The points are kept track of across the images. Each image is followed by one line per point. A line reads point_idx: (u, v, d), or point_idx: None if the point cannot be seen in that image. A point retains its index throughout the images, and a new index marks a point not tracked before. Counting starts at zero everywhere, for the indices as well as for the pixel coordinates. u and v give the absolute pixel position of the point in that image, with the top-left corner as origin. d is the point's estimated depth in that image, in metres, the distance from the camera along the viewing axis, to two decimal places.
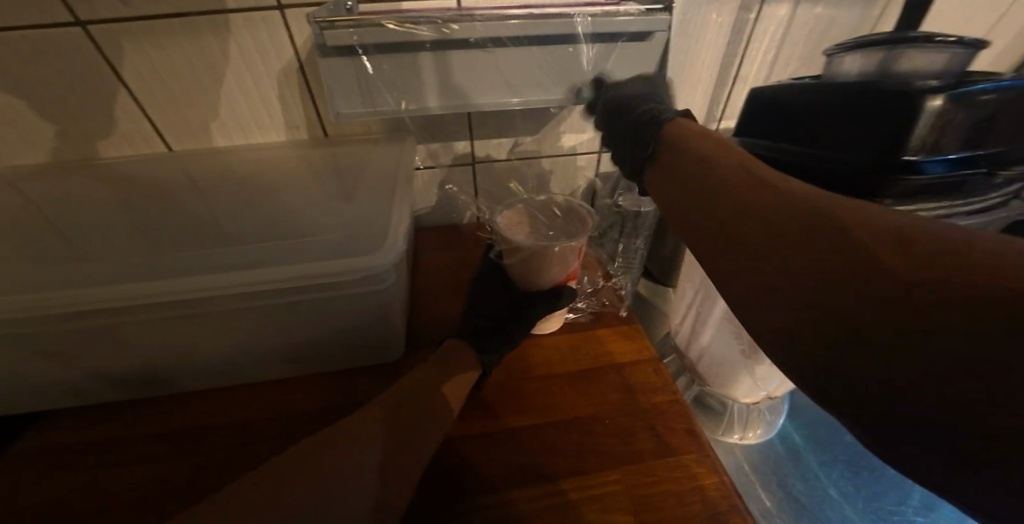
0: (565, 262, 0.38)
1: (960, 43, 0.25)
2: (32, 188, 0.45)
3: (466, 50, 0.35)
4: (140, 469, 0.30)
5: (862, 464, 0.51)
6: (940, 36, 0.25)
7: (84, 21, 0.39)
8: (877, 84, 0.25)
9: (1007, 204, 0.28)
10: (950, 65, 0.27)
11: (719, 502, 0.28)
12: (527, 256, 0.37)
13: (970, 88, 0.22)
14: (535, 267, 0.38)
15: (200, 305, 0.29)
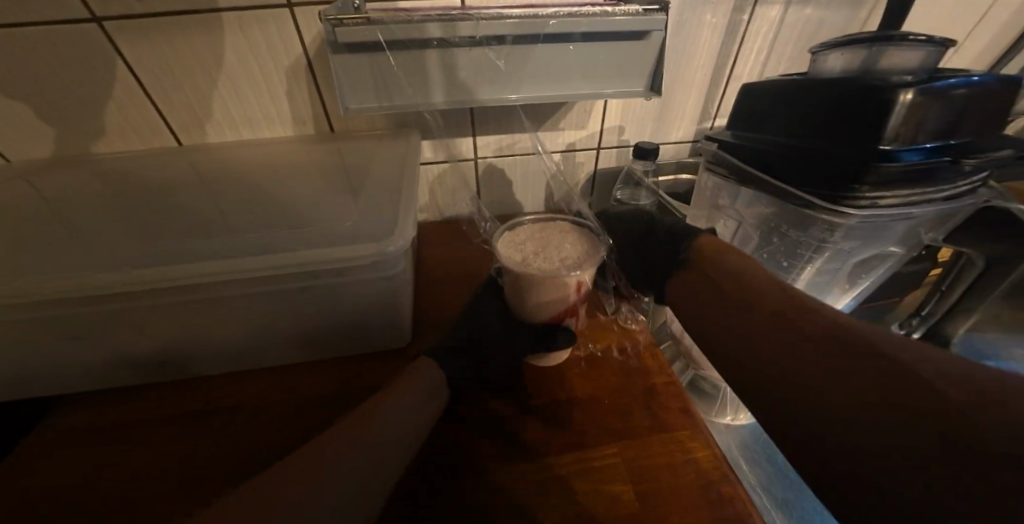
0: (558, 295, 0.34)
1: (930, 41, 0.27)
2: (43, 180, 0.46)
3: (471, 48, 0.37)
4: (163, 447, 0.32)
5: None
6: (913, 35, 0.27)
7: (100, 16, 0.40)
8: (855, 79, 0.26)
9: (977, 191, 0.29)
10: (924, 63, 0.29)
11: (711, 476, 0.29)
12: (516, 281, 0.34)
13: (940, 82, 0.24)
14: (527, 295, 0.35)
15: (218, 290, 0.31)
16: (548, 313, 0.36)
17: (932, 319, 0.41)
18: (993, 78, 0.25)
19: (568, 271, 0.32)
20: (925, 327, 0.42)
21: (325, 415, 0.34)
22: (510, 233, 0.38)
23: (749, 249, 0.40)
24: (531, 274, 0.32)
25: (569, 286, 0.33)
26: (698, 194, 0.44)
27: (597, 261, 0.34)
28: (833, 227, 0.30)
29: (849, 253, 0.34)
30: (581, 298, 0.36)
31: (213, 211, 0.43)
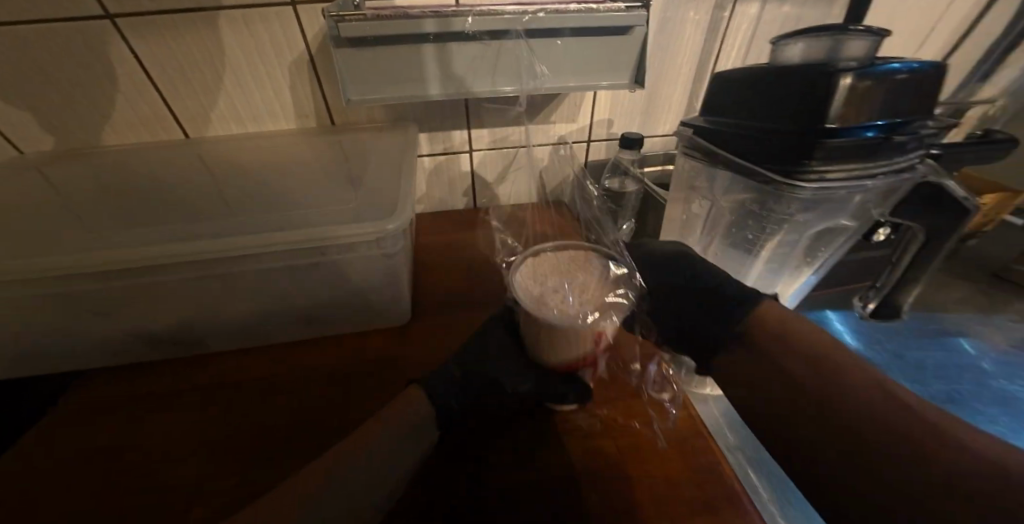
0: (574, 344, 0.29)
1: (868, 31, 0.28)
2: (56, 172, 0.48)
3: (465, 42, 0.39)
4: (180, 413, 0.34)
5: None
6: (852, 25, 0.28)
7: (113, 13, 0.42)
8: (804, 66, 0.26)
9: (919, 164, 0.30)
10: (868, 52, 0.30)
11: (676, 443, 0.31)
12: (530, 321, 0.29)
13: (886, 66, 0.24)
14: (540, 339, 0.30)
15: (232, 265, 0.33)
16: (562, 361, 0.31)
17: (887, 289, 0.42)
18: (936, 65, 0.25)
19: (588, 322, 0.27)
20: (877, 299, 0.43)
21: (330, 386, 0.36)
22: (534, 258, 0.32)
23: (715, 233, 0.39)
24: (546, 318, 0.27)
25: (585, 336, 0.28)
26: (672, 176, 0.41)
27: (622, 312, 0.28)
28: (787, 199, 0.30)
29: (807, 225, 0.33)
30: (600, 348, 0.31)
31: (220, 200, 0.45)
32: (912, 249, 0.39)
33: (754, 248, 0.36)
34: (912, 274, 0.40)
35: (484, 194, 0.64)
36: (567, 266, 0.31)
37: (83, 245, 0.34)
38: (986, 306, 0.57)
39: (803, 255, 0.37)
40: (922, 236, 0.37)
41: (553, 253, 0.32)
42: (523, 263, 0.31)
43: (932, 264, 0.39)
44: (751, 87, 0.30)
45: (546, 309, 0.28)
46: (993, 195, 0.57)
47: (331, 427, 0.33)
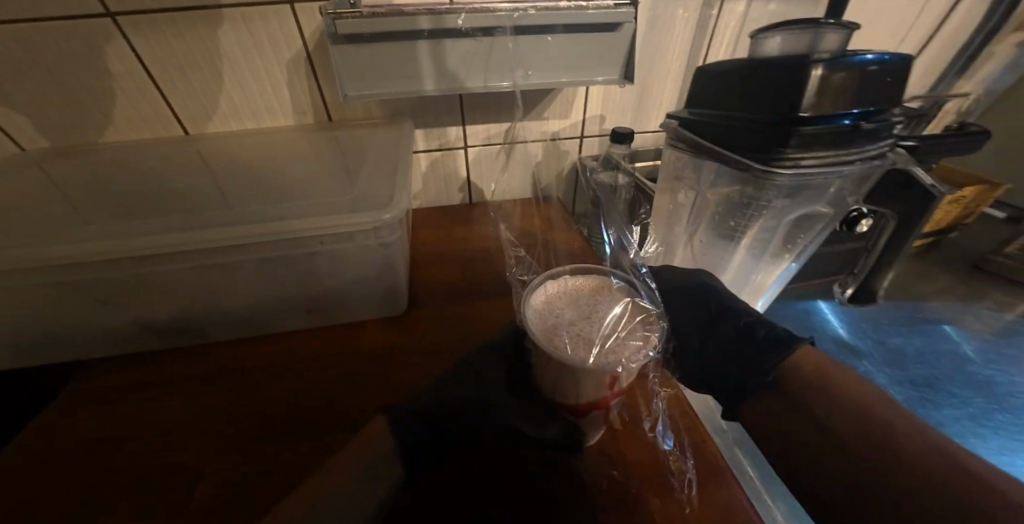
0: (588, 387, 0.25)
1: (838, 25, 0.29)
2: (56, 167, 0.49)
3: (458, 39, 0.40)
4: (184, 400, 0.35)
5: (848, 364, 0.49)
6: (823, 19, 0.30)
7: (114, 11, 0.43)
8: (777, 59, 0.27)
9: (891, 151, 0.31)
10: (841, 44, 0.31)
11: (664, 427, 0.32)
12: (540, 358, 0.25)
13: (859, 58, 0.25)
14: (552, 380, 0.26)
15: (235, 254, 0.34)
16: (571, 407, 0.27)
17: (864, 275, 0.44)
18: (905, 57, 0.27)
19: (605, 363, 0.23)
20: (856, 284, 0.45)
21: (328, 372, 0.37)
22: (551, 285, 0.29)
23: (699, 223, 0.40)
24: (555, 356, 0.23)
25: (602, 380, 0.24)
26: (660, 168, 0.42)
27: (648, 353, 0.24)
28: (766, 186, 0.31)
29: (786, 212, 0.34)
30: (616, 393, 0.26)
31: (219, 194, 0.46)
32: (885, 236, 0.41)
33: (736, 235, 0.37)
34: (885, 259, 0.42)
35: (478, 189, 0.65)
36: (587, 299, 0.28)
37: (87, 235, 0.34)
38: (966, 296, 0.59)
39: (783, 243, 0.38)
40: (893, 223, 0.40)
41: (573, 283, 0.30)
42: (537, 293, 0.29)
43: (902, 249, 0.41)
44: (730, 80, 0.32)
45: (558, 345, 0.25)
46: (972, 187, 0.58)
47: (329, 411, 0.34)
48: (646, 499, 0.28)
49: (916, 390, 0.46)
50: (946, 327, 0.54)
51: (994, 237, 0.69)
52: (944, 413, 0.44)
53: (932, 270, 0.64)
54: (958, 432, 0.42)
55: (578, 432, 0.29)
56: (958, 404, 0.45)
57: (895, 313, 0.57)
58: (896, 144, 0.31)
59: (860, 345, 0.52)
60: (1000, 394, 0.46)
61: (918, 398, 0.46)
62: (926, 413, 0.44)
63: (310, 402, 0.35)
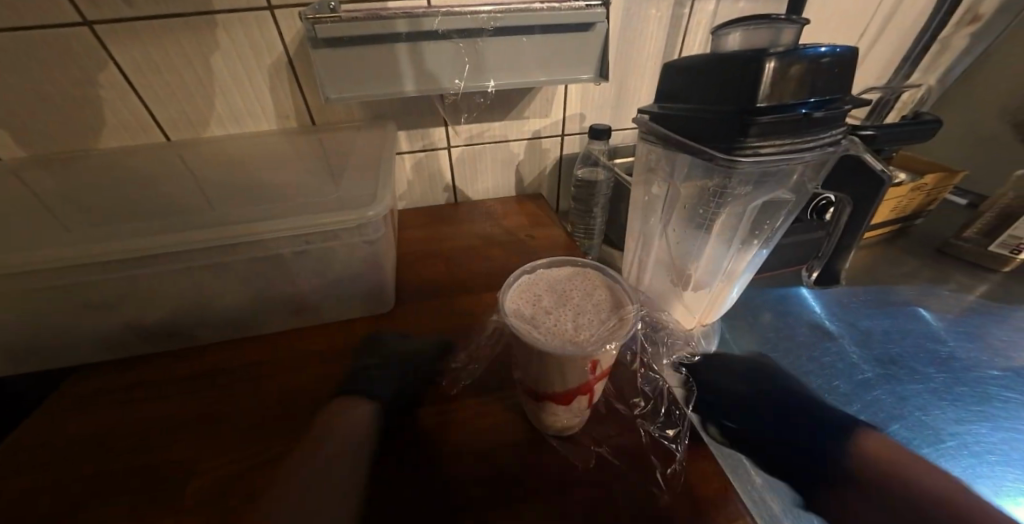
0: (566, 375, 0.26)
1: (789, 20, 0.31)
2: (35, 178, 0.49)
3: (437, 42, 0.41)
4: (176, 400, 0.35)
5: (820, 345, 0.51)
6: (776, 14, 0.31)
7: (91, 20, 0.43)
8: (734, 53, 0.29)
9: (844, 139, 0.33)
10: (796, 39, 0.33)
11: (644, 414, 0.34)
12: (520, 348, 0.26)
13: (812, 50, 0.27)
14: (536, 372, 0.27)
15: (220, 255, 0.35)
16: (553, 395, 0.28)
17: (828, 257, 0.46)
18: (855, 50, 0.29)
19: (581, 347, 0.24)
20: (821, 268, 0.46)
21: (320, 370, 0.38)
22: (528, 277, 0.31)
23: (672, 213, 0.41)
24: (533, 344, 0.24)
25: (582, 365, 0.25)
26: (635, 162, 0.44)
27: (622, 334, 0.25)
28: (731, 173, 0.32)
29: (751, 198, 0.35)
30: (596, 377, 0.27)
31: (205, 200, 0.46)
32: (843, 220, 0.42)
33: (706, 224, 0.38)
34: (846, 240, 0.44)
35: (463, 189, 0.66)
36: (560, 292, 0.29)
37: (73, 240, 0.35)
38: (931, 279, 0.62)
39: (751, 233, 0.39)
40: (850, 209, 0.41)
41: (545, 276, 0.31)
42: (512, 288, 0.30)
43: (862, 233, 0.43)
44: (693, 76, 0.33)
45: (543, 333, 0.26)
46: (934, 175, 0.61)
47: (327, 405, 0.35)
48: (630, 477, 0.29)
49: (882, 368, 0.48)
50: (911, 309, 0.57)
51: (956, 223, 0.73)
52: (911, 390, 0.46)
53: (899, 255, 0.67)
54: (922, 406, 0.44)
55: (560, 420, 0.30)
56: (922, 380, 0.47)
57: (863, 297, 0.59)
58: (848, 133, 0.33)
59: (833, 327, 0.54)
60: (958, 370, 0.49)
61: (885, 375, 0.48)
62: (891, 388, 0.46)
63: (306, 397, 0.35)
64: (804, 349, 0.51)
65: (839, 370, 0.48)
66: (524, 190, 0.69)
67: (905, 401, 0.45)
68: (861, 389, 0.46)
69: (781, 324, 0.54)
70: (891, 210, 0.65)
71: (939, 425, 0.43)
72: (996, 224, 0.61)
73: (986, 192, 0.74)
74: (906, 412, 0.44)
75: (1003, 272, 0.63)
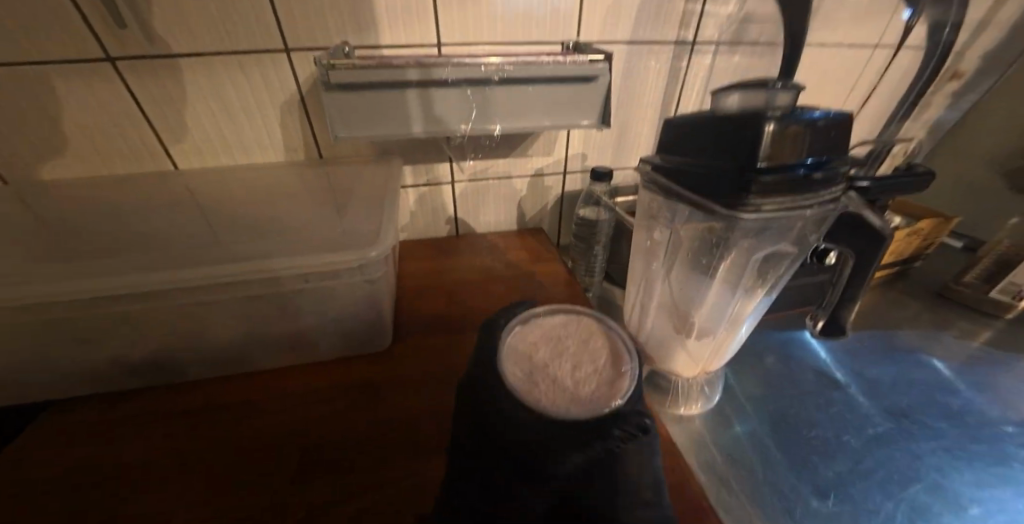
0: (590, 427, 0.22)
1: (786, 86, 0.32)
2: (46, 203, 0.49)
3: (446, 89, 0.42)
4: (153, 443, 0.34)
5: (829, 395, 0.50)
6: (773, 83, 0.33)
7: (114, 57, 0.45)
8: (733, 115, 0.30)
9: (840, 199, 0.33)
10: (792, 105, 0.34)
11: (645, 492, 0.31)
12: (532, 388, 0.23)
13: (807, 116, 0.28)
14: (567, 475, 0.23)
15: (216, 292, 0.35)
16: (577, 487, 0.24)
17: (832, 306, 0.45)
18: (848, 114, 0.30)
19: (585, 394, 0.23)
20: (826, 316, 0.45)
21: (312, 409, 0.37)
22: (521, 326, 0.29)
23: (674, 260, 0.41)
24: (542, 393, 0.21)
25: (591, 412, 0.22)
26: (637, 208, 0.45)
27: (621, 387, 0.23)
28: (733, 228, 0.33)
29: (752, 251, 0.36)
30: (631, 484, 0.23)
31: (209, 230, 0.47)
32: (847, 272, 0.42)
33: (709, 273, 0.38)
34: (849, 293, 0.43)
35: (466, 222, 0.67)
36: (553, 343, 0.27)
37: (69, 273, 0.34)
38: (934, 324, 0.62)
39: (757, 279, 0.38)
40: (853, 260, 0.41)
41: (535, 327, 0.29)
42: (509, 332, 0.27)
43: (864, 285, 0.42)
44: (696, 133, 0.34)
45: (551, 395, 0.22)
46: (930, 220, 0.62)
47: (313, 453, 0.33)
48: None
49: (893, 423, 0.47)
50: (918, 357, 0.56)
51: (954, 268, 0.74)
52: (927, 450, 0.44)
53: (899, 298, 0.67)
54: (937, 466, 0.43)
55: None
56: (933, 436, 0.46)
57: (868, 343, 0.59)
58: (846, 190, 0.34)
59: (839, 376, 0.53)
60: (969, 426, 0.48)
61: (897, 431, 0.46)
62: (904, 445, 0.45)
63: (293, 442, 0.34)
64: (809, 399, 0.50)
65: (848, 424, 0.46)
66: (526, 225, 0.70)
67: (919, 460, 0.43)
68: (874, 444, 0.44)
69: (787, 369, 0.53)
70: (888, 253, 0.66)
71: (957, 489, 0.41)
72: (994, 270, 0.63)
73: (982, 238, 0.75)
74: (922, 473, 0.42)
75: (1006, 318, 0.63)
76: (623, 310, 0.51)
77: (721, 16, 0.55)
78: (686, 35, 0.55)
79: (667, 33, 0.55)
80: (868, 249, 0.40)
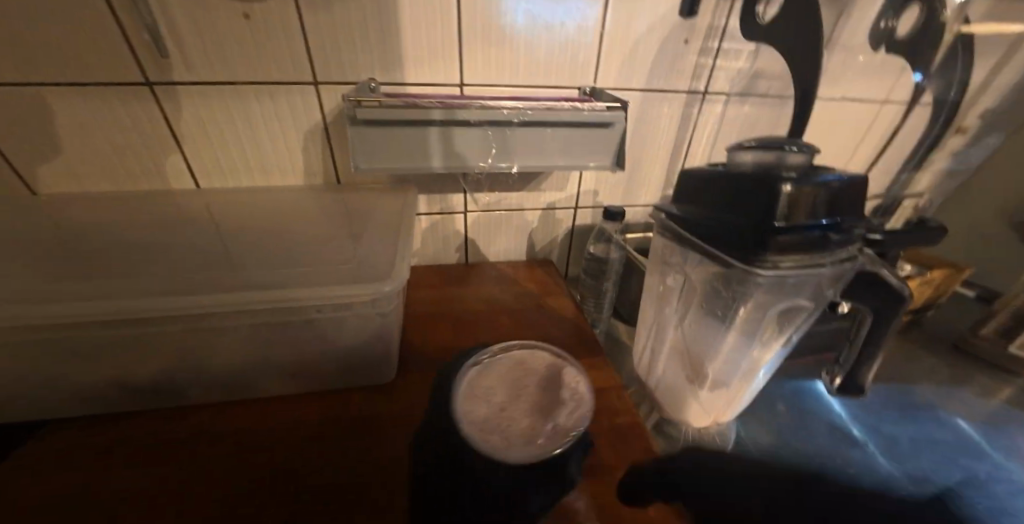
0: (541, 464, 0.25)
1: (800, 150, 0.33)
2: (68, 216, 0.50)
3: (467, 128, 0.43)
4: (146, 471, 0.33)
5: (847, 455, 0.48)
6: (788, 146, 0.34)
7: (152, 81, 0.47)
8: (751, 174, 0.30)
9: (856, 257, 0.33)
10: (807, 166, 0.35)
11: None
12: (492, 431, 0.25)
13: (823, 178, 0.28)
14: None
15: (227, 318, 0.35)
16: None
17: (850, 366, 0.43)
18: (863, 177, 0.31)
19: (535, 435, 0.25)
20: (843, 375, 0.44)
21: (313, 440, 0.36)
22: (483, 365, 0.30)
23: (688, 308, 0.40)
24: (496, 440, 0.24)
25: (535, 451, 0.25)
26: (651, 254, 0.45)
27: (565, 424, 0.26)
28: (748, 284, 0.32)
29: (770, 305, 0.35)
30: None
31: (224, 250, 0.47)
32: (865, 330, 0.41)
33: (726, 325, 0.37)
34: (868, 353, 0.42)
35: (476, 251, 0.67)
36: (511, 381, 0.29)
37: (84, 292, 0.34)
38: (951, 380, 0.60)
39: (775, 331, 0.37)
40: (870, 320, 0.40)
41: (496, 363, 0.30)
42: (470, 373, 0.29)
43: (885, 344, 0.40)
44: (713, 187, 0.34)
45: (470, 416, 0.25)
46: (942, 271, 0.62)
47: (309, 492, 0.32)
48: None
49: (917, 488, 0.45)
50: (936, 414, 0.55)
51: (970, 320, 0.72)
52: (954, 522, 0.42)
53: (914, 350, 0.66)
54: None
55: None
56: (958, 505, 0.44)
57: (884, 396, 0.57)
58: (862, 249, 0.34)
59: (857, 433, 0.51)
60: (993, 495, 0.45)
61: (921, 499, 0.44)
62: None
63: (290, 478, 0.33)
64: (826, 458, 0.48)
65: (868, 488, 0.44)
66: (535, 256, 0.70)
67: None
68: None
69: (801, 423, 0.52)
70: None
71: None
72: (1011, 325, 0.62)
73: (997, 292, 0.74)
74: None
75: None
76: (635, 353, 0.50)
77: (732, 70, 0.57)
78: (698, 86, 0.57)
79: (679, 83, 0.57)
80: (887, 310, 0.38)
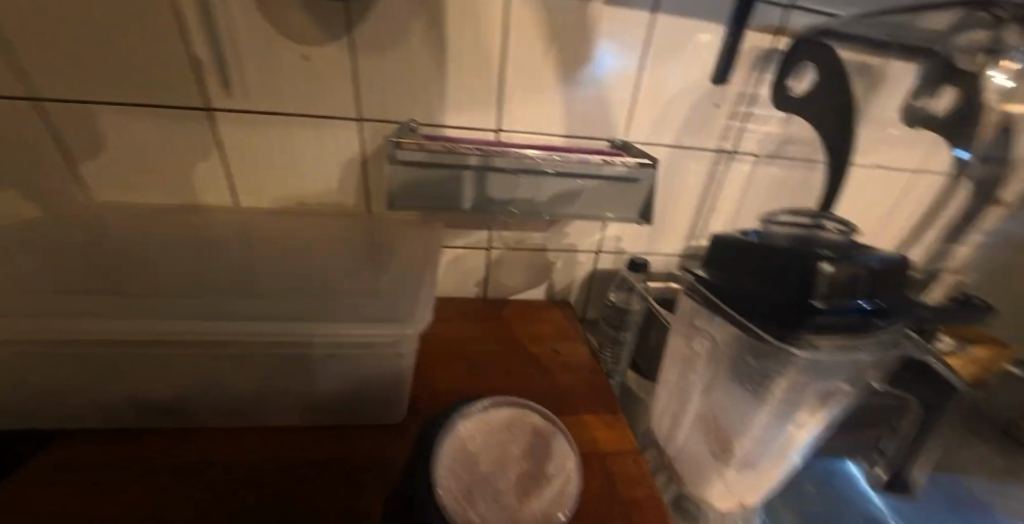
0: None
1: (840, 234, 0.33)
2: (113, 225, 0.53)
3: (502, 176, 0.44)
4: (145, 496, 0.32)
5: None
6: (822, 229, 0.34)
7: (211, 106, 0.49)
8: (789, 250, 0.29)
9: (900, 342, 0.32)
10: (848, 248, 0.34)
11: None
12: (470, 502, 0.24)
13: (864, 261, 0.27)
14: None
15: (249, 346, 0.35)
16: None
17: (900, 456, 0.39)
18: (902, 261, 0.29)
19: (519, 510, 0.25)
20: (892, 470, 0.39)
21: (317, 478, 0.35)
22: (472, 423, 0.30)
23: (718, 376, 0.38)
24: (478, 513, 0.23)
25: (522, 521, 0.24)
26: (678, 314, 0.44)
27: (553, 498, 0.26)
28: (785, 362, 0.30)
29: (808, 384, 0.32)
30: None
31: None
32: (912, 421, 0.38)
33: (759, 400, 0.34)
34: (919, 444, 0.38)
35: (495, 287, 0.67)
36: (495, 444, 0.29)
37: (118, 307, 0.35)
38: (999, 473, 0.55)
39: (812, 410, 0.34)
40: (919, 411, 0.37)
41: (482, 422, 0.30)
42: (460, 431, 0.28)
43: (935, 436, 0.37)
44: (748, 256, 0.33)
45: (445, 442, 0.27)
46: (988, 349, 0.58)
47: None
48: None
49: None
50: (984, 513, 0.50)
51: None
52: None
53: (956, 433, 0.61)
54: None
55: None
56: None
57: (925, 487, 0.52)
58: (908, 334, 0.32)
59: None
60: None
61: None
62: None
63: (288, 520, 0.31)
64: None
65: None
66: (553, 297, 0.69)
67: None
68: None
69: (833, 512, 0.48)
70: None
71: None
72: None
73: None
74: None
75: None
76: (655, 413, 0.48)
77: (760, 134, 0.58)
78: (726, 145, 0.58)
79: (708, 142, 0.58)
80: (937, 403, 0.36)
